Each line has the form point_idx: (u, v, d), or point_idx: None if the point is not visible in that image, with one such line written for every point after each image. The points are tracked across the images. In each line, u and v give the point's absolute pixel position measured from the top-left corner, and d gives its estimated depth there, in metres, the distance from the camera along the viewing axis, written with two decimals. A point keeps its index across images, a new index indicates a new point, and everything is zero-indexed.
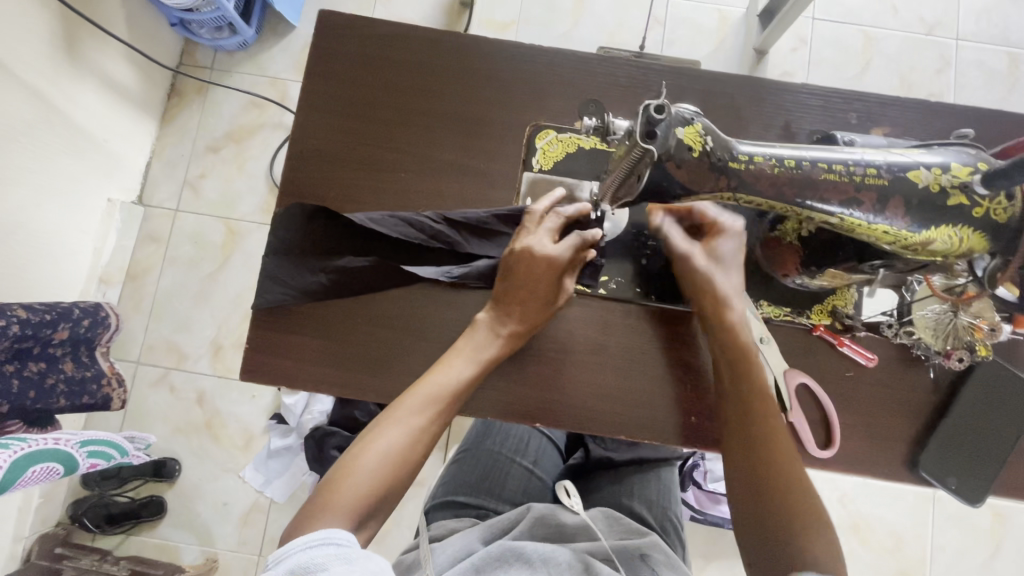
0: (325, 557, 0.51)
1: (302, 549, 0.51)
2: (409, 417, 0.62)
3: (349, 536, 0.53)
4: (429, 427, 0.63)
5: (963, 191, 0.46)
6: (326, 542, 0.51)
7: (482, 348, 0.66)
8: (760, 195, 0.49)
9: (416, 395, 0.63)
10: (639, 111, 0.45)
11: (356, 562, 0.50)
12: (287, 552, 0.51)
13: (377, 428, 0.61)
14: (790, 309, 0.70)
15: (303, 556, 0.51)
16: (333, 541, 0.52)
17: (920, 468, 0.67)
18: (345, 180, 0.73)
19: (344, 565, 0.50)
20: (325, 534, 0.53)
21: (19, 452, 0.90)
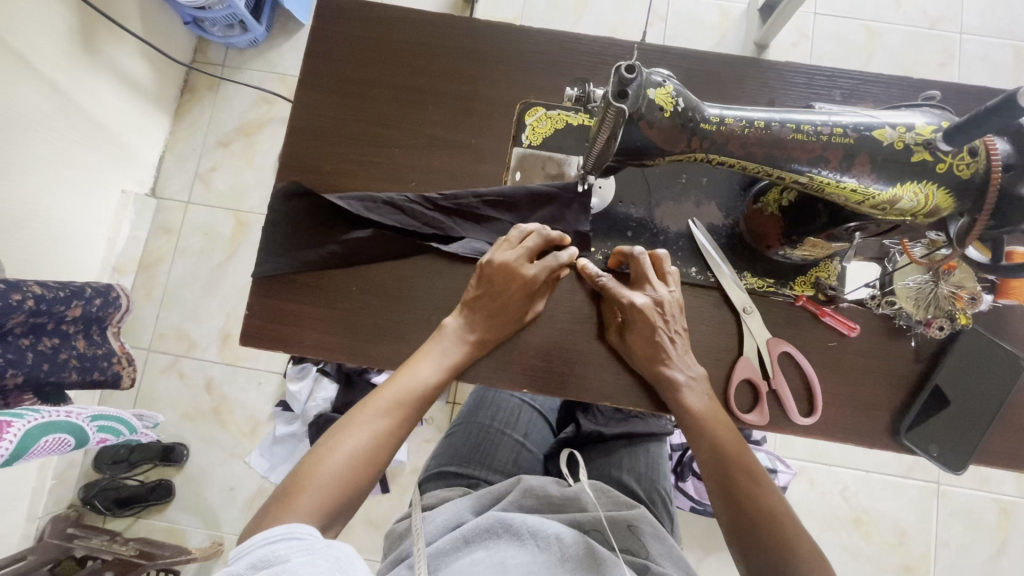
0: (285, 549, 0.53)
1: (261, 545, 0.54)
2: (375, 420, 0.65)
3: (310, 531, 0.56)
4: (393, 427, 0.66)
5: (926, 148, 0.48)
6: (287, 536, 0.54)
7: (449, 351, 0.68)
8: (731, 155, 0.52)
9: (384, 398, 0.66)
10: (611, 72, 0.47)
11: (315, 551, 0.53)
12: (246, 551, 0.54)
13: (343, 429, 0.64)
14: (774, 281, 0.71)
15: (264, 550, 0.53)
16: (294, 534, 0.54)
17: (901, 436, 0.68)
18: (342, 155, 0.76)
19: (303, 554, 0.53)
20: (285, 530, 0.56)
21: (32, 422, 0.94)
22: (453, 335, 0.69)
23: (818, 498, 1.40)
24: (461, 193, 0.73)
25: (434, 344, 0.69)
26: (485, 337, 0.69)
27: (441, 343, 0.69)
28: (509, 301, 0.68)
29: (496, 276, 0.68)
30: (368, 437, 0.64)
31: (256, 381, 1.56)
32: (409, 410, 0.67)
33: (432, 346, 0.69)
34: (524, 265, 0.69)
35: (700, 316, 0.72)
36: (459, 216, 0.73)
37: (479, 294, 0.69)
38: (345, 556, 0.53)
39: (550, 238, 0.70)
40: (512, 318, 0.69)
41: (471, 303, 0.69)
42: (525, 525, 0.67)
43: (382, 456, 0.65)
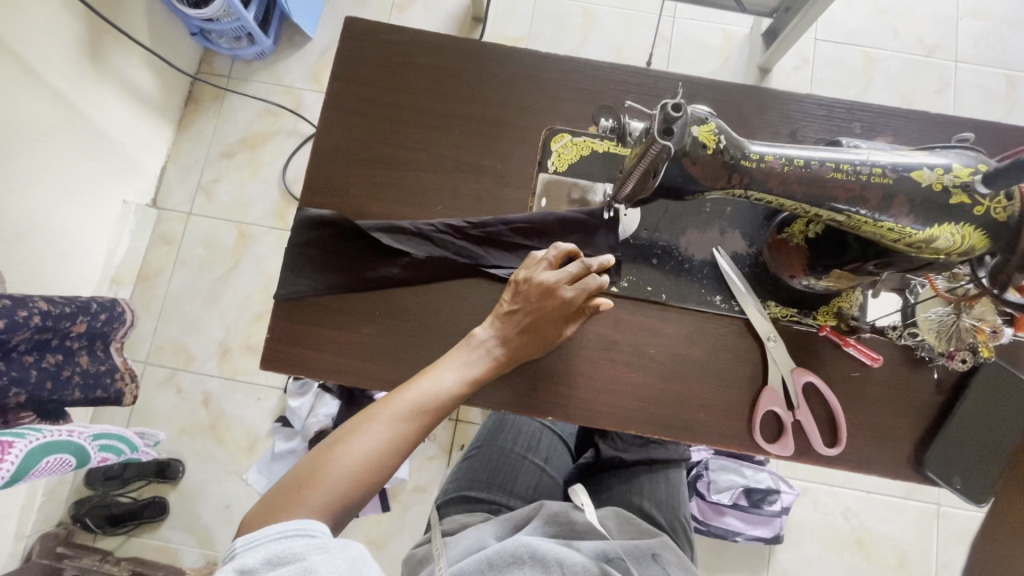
0: (301, 547, 0.53)
1: (275, 539, 0.54)
2: (393, 427, 0.63)
3: (323, 528, 0.56)
4: (409, 434, 0.64)
5: (965, 190, 0.49)
6: (302, 532, 0.54)
7: (470, 357, 0.68)
8: (770, 192, 0.52)
9: (405, 404, 0.64)
10: (657, 109, 0.47)
11: (332, 550, 0.54)
12: (259, 541, 0.54)
13: (358, 426, 0.63)
14: (797, 310, 0.72)
15: (279, 546, 0.53)
16: (308, 531, 0.55)
17: (926, 468, 0.68)
18: (366, 177, 0.76)
19: (321, 553, 0.53)
20: (299, 525, 0.56)
21: (35, 442, 0.91)
22: (479, 344, 0.68)
23: (820, 518, 1.40)
24: (490, 219, 0.73)
25: (458, 350, 0.68)
26: (509, 349, 0.68)
27: (466, 347, 0.68)
28: (544, 323, 0.68)
29: (529, 297, 0.67)
30: (382, 439, 0.62)
31: (255, 396, 1.54)
32: (426, 420, 0.65)
33: (456, 349, 0.69)
34: (559, 288, 0.67)
35: (724, 345, 0.72)
36: (487, 243, 0.73)
37: (510, 308, 0.68)
38: (359, 558, 0.54)
39: (590, 268, 0.68)
40: (545, 339, 0.69)
41: (502, 315, 0.69)
42: (552, 553, 0.67)
43: (392, 462, 0.63)
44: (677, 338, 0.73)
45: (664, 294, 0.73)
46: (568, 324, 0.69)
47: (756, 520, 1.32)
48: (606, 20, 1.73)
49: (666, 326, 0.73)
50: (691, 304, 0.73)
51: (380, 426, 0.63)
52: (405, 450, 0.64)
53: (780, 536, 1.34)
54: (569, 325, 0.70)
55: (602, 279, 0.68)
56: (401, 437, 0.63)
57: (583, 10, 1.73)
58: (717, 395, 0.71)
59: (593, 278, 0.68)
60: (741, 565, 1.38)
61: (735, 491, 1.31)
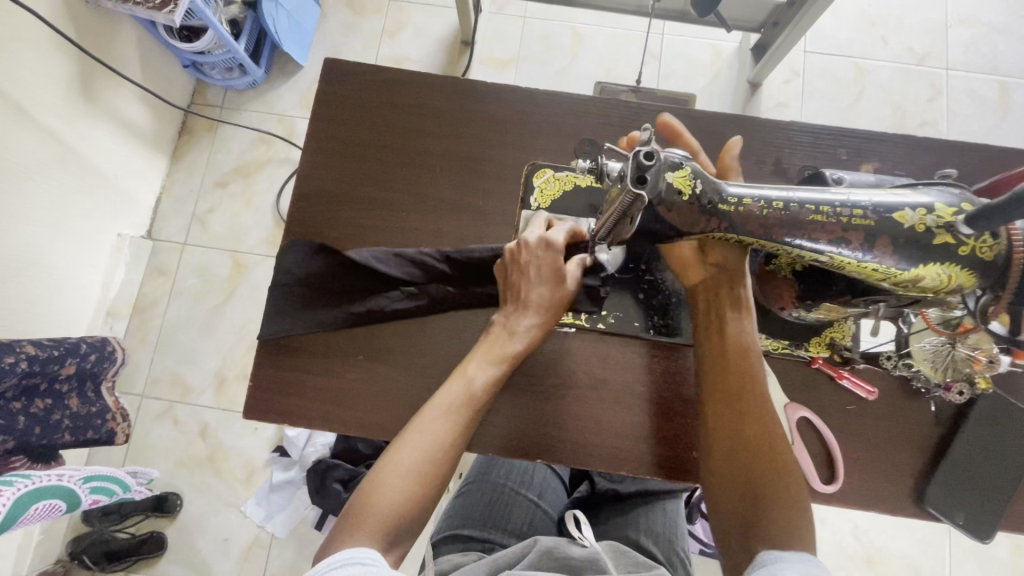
0: None
1: (327, 570, 0.50)
2: (435, 429, 0.61)
3: (377, 556, 0.52)
4: (454, 433, 0.62)
5: (949, 231, 0.47)
6: (351, 562, 0.50)
7: (506, 353, 0.66)
8: (750, 235, 0.50)
9: (440, 404, 0.62)
10: (629, 156, 0.46)
11: None
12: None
13: (401, 439, 0.60)
14: (789, 342, 0.70)
15: None
16: (355, 560, 0.51)
17: (927, 504, 0.66)
18: (348, 219, 0.75)
19: None
20: (349, 554, 0.52)
21: (22, 489, 0.90)
22: (504, 330, 0.67)
23: (830, 539, 1.37)
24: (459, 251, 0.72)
25: (487, 348, 0.66)
26: (536, 330, 0.67)
27: (498, 343, 0.66)
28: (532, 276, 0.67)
29: (536, 278, 0.67)
30: (427, 445, 0.60)
31: (252, 426, 1.53)
32: (468, 417, 0.63)
33: (485, 346, 0.66)
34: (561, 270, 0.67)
35: None
36: (465, 280, 0.72)
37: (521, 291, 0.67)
38: None
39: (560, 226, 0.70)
40: (541, 291, 0.67)
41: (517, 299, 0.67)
42: None
43: (447, 462, 0.61)
44: (667, 371, 0.71)
45: (652, 328, 0.72)
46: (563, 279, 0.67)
47: None
48: (596, 39, 1.74)
49: (655, 361, 0.72)
50: (678, 339, 0.72)
51: (424, 429, 0.61)
52: (457, 450, 0.62)
53: None
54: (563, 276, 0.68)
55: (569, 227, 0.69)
56: (448, 436, 0.61)
57: (572, 29, 1.74)
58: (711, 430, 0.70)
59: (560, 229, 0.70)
60: None
61: None
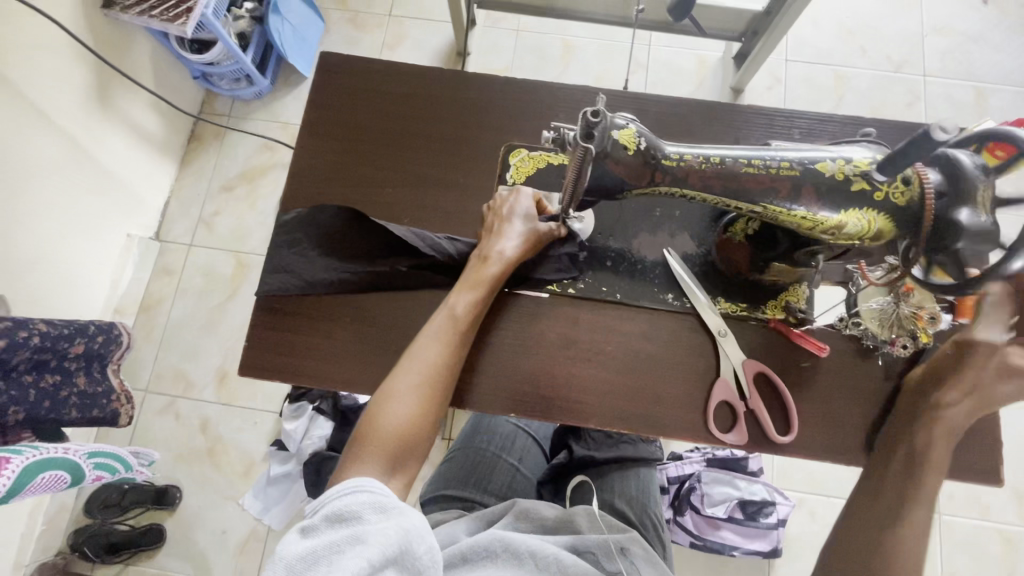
0: (357, 505, 0.56)
1: (337, 497, 0.57)
2: (423, 357, 0.67)
3: (381, 486, 0.58)
4: (441, 358, 0.67)
5: (864, 178, 0.53)
6: (359, 491, 0.57)
7: (482, 284, 0.70)
8: (692, 187, 0.57)
9: (426, 335, 0.68)
10: (579, 116, 0.52)
11: (386, 512, 0.56)
12: (324, 500, 0.57)
13: (396, 371, 0.66)
14: (746, 305, 0.75)
15: (338, 504, 0.56)
16: (364, 491, 0.57)
17: (876, 452, 0.71)
18: (340, 196, 0.82)
19: (376, 514, 0.55)
20: (358, 483, 0.58)
21: (31, 458, 0.95)
22: (477, 265, 0.72)
23: (818, 530, 1.39)
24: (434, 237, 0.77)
25: (466, 284, 0.71)
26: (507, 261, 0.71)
27: (474, 274, 0.71)
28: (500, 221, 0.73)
29: (507, 225, 0.72)
30: (417, 373, 0.66)
31: (252, 420, 1.57)
32: (453, 343, 0.68)
33: (463, 282, 0.71)
34: (530, 220, 0.73)
35: (678, 341, 0.76)
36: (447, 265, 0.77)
37: (494, 239, 0.72)
38: (414, 526, 0.56)
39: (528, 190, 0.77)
40: (508, 230, 0.72)
41: (491, 246, 0.71)
42: (525, 545, 0.70)
43: (440, 385, 0.66)
44: (634, 335, 0.76)
45: (619, 294, 0.77)
46: (529, 219, 0.73)
47: (752, 533, 1.32)
48: (586, 50, 1.83)
49: (624, 323, 0.77)
50: (643, 302, 0.77)
51: (414, 359, 0.66)
52: (449, 372, 0.67)
53: (778, 549, 1.34)
54: (529, 218, 0.73)
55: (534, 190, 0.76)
56: (436, 363, 0.66)
57: (563, 41, 1.83)
58: (674, 386, 0.74)
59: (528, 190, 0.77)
60: None
61: (729, 504, 1.31)
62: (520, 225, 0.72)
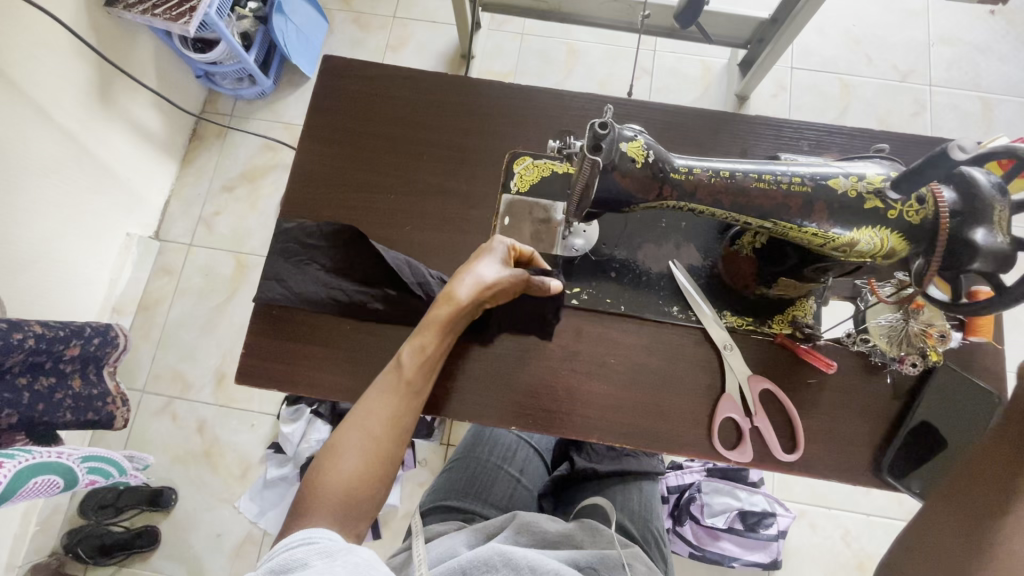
0: (305, 553, 0.53)
1: (285, 550, 0.54)
2: (375, 409, 0.63)
3: (329, 534, 0.55)
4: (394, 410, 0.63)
5: (878, 196, 0.52)
6: (306, 540, 0.54)
7: (442, 329, 0.66)
8: (700, 202, 0.56)
9: (380, 384, 0.64)
10: (586, 128, 0.51)
11: (334, 556, 0.52)
12: (271, 554, 0.54)
13: (345, 423, 0.62)
14: (752, 319, 0.74)
15: (284, 555, 0.53)
16: (313, 538, 0.54)
17: (884, 473, 0.69)
18: (340, 202, 0.80)
19: (323, 558, 0.52)
20: (306, 534, 0.55)
21: (23, 462, 0.94)
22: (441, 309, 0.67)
23: (819, 542, 1.38)
24: (424, 275, 0.75)
25: (420, 329, 0.66)
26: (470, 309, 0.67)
27: (434, 321, 0.66)
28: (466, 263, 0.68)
29: (471, 266, 0.67)
30: (366, 426, 0.62)
31: (249, 422, 1.56)
32: (407, 393, 0.64)
33: (423, 327, 0.67)
34: (496, 260, 0.68)
35: (682, 355, 0.74)
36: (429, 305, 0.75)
37: (453, 280, 0.68)
38: (364, 562, 0.52)
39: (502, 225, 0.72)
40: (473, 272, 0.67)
41: (449, 288, 0.67)
42: (525, 560, 0.69)
43: (391, 438, 0.62)
44: (637, 347, 0.75)
45: (623, 306, 0.76)
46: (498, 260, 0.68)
47: (752, 544, 1.30)
48: (590, 54, 1.82)
49: (628, 336, 0.75)
50: (648, 314, 0.75)
51: (362, 410, 0.62)
52: (402, 424, 0.63)
53: (779, 561, 1.32)
54: (497, 258, 0.68)
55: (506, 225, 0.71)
56: (387, 416, 0.63)
57: (568, 45, 1.82)
58: (679, 399, 0.73)
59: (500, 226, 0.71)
60: None
61: (729, 514, 1.29)
62: (484, 266, 0.67)
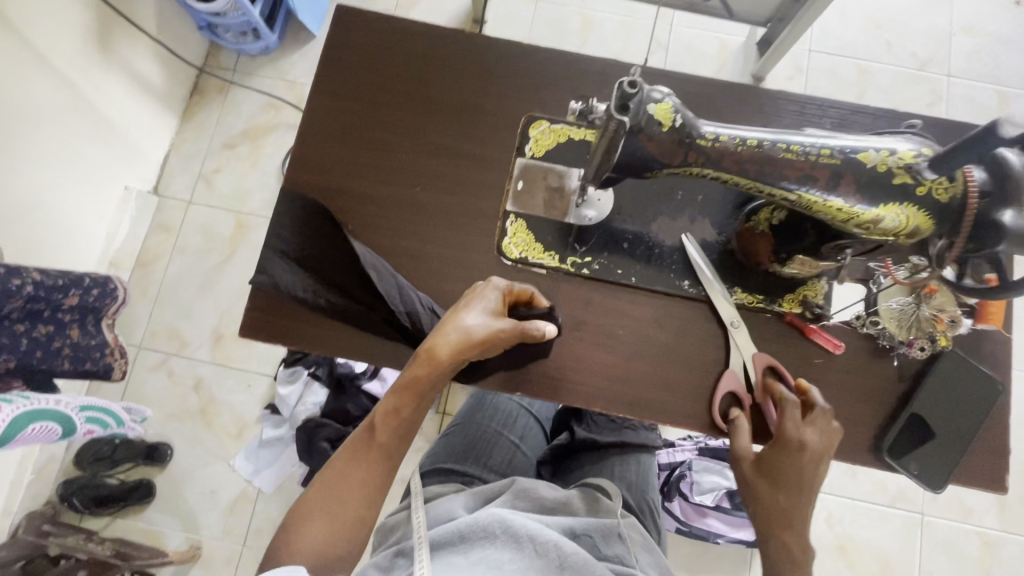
0: None
1: None
2: (347, 468, 0.66)
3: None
4: (365, 472, 0.66)
5: (908, 171, 0.51)
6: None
7: (419, 390, 0.67)
8: (725, 170, 0.54)
9: (355, 444, 0.68)
10: (615, 86, 0.50)
11: None
12: None
13: (322, 479, 0.66)
14: (763, 297, 0.74)
15: None
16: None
17: (883, 453, 0.70)
18: (350, 158, 0.78)
19: None
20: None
21: (21, 409, 0.93)
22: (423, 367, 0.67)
23: None
24: (413, 303, 0.73)
25: (396, 388, 0.68)
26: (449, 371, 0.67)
27: (412, 382, 0.67)
28: (449, 321, 0.67)
29: (451, 326, 0.67)
30: (339, 485, 0.65)
31: (246, 382, 1.56)
32: (379, 454, 0.67)
33: (400, 385, 0.67)
34: (480, 320, 0.67)
35: (691, 329, 0.74)
36: (413, 335, 0.73)
37: (433, 337, 0.67)
38: None
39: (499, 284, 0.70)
40: (453, 334, 0.66)
41: (428, 346, 0.66)
42: (525, 529, 0.70)
43: (363, 495, 0.66)
44: (646, 319, 0.75)
45: (634, 277, 0.75)
46: (483, 322, 0.67)
47: (738, 522, 1.33)
48: (605, 24, 1.77)
49: (637, 307, 0.75)
50: (659, 288, 0.75)
51: (337, 466, 0.66)
52: (375, 484, 0.67)
53: None
54: (481, 321, 0.67)
55: (500, 283, 0.69)
56: (361, 476, 0.66)
57: (583, 15, 1.77)
58: (684, 373, 0.73)
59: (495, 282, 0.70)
60: (722, 567, 1.38)
61: (717, 493, 1.32)
62: (468, 325, 0.66)
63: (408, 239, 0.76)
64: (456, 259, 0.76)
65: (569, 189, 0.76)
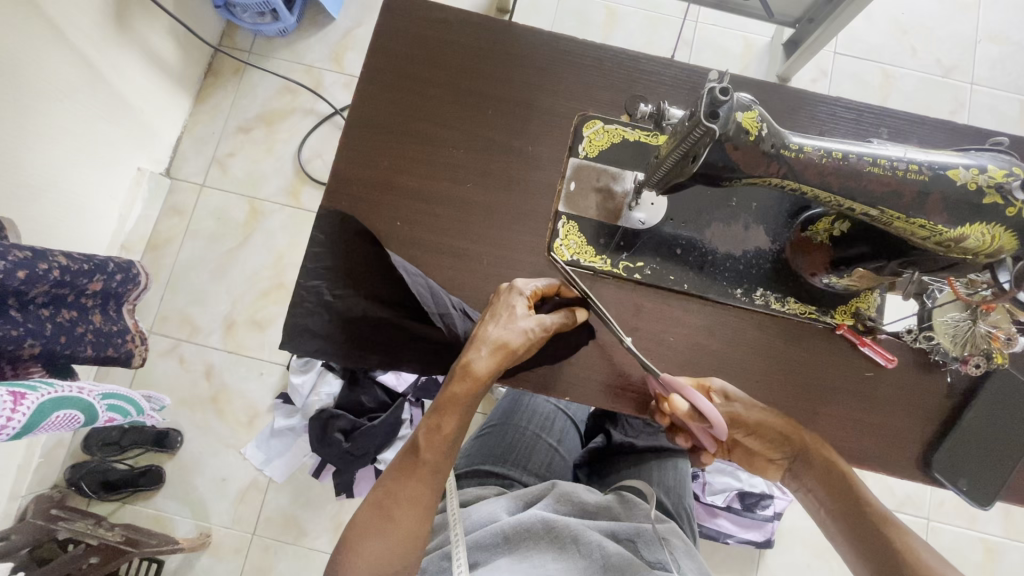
0: None
1: None
2: (395, 491, 0.62)
3: None
4: (413, 492, 0.62)
5: (999, 191, 0.51)
6: None
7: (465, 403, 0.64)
8: (806, 182, 0.54)
9: (401, 466, 0.64)
10: (705, 92, 0.49)
11: None
12: None
13: (369, 507, 0.62)
14: (816, 309, 0.73)
15: None
16: None
17: (932, 468, 0.70)
18: (397, 151, 0.76)
19: None
20: None
21: (46, 395, 0.91)
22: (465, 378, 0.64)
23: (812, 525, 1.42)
24: (447, 308, 0.71)
25: (437, 406, 0.64)
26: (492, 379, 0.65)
27: (456, 395, 0.64)
28: (485, 330, 0.66)
29: (488, 335, 0.65)
30: (389, 509, 0.61)
31: (258, 370, 1.54)
32: (428, 474, 0.63)
33: (443, 401, 0.64)
34: (517, 326, 0.65)
35: (740, 338, 0.73)
36: (447, 339, 0.72)
37: (470, 350, 0.65)
38: None
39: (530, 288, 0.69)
40: (492, 343, 0.64)
41: (466, 358, 0.64)
42: (569, 530, 0.70)
43: (416, 516, 0.61)
44: (694, 327, 0.74)
45: (686, 284, 0.73)
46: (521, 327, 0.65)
47: (748, 523, 1.33)
48: (629, 19, 1.74)
49: (686, 314, 0.74)
50: (709, 295, 0.73)
51: (384, 491, 0.62)
52: (426, 503, 0.62)
53: (771, 541, 1.35)
54: (519, 325, 0.65)
55: (531, 288, 0.68)
56: (411, 496, 0.62)
57: (607, 8, 1.74)
58: (733, 382, 0.73)
59: (524, 287, 0.68)
60: (731, 567, 1.39)
61: (729, 494, 1.32)
62: (506, 332, 0.65)
63: (455, 237, 0.75)
64: (503, 259, 0.75)
65: (619, 191, 0.75)
